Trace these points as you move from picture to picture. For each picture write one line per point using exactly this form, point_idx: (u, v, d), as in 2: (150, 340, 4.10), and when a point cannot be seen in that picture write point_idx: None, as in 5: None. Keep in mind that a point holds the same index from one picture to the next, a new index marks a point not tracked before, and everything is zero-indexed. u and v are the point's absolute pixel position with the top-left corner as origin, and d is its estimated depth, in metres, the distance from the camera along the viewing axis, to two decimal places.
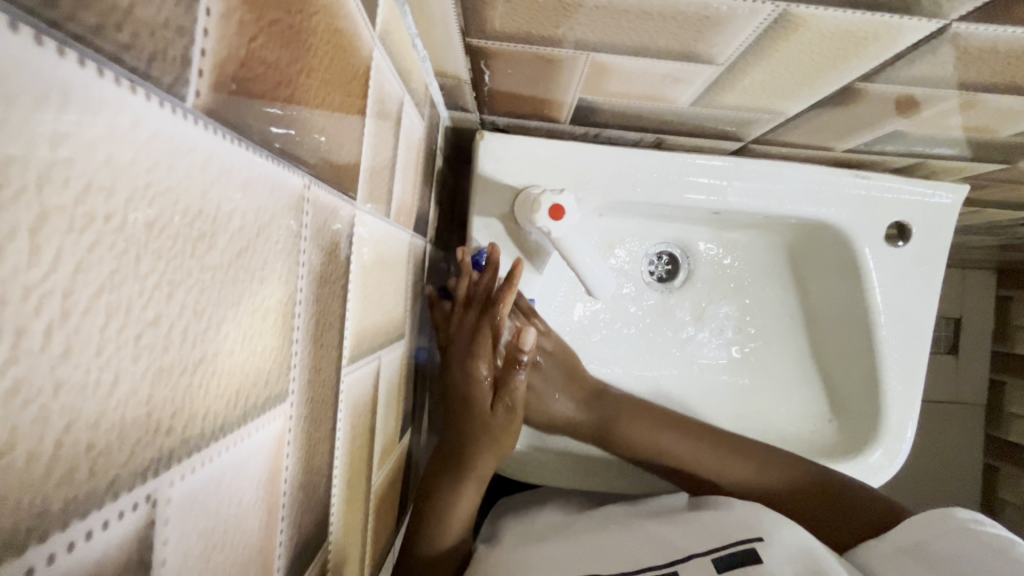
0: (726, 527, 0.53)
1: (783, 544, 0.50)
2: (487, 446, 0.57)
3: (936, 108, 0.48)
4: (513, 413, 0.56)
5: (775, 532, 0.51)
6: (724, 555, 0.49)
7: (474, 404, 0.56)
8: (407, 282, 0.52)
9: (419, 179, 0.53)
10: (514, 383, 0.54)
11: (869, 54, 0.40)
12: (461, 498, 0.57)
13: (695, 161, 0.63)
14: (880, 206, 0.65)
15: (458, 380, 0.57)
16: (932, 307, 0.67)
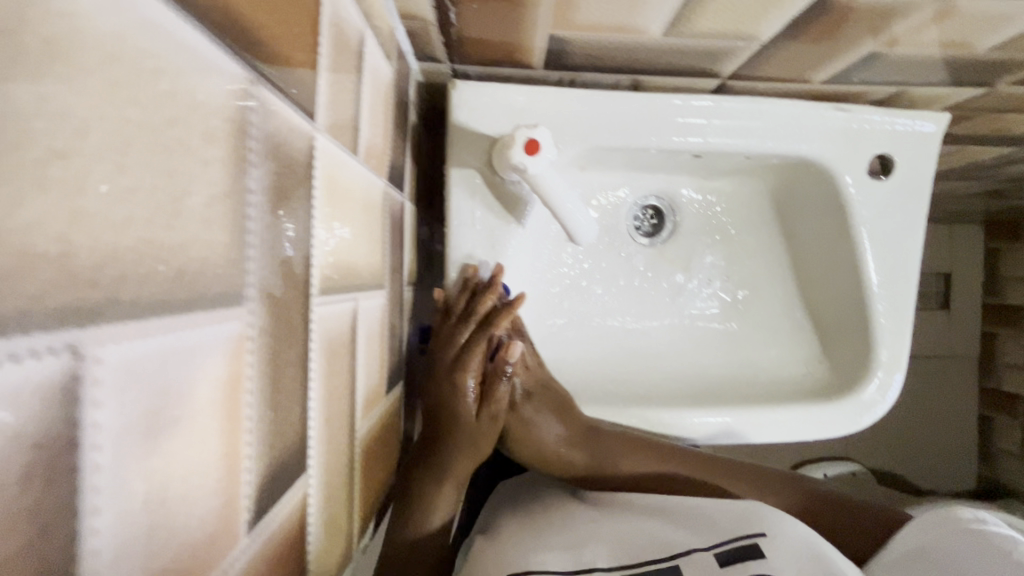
0: (737, 518, 0.54)
1: (782, 541, 0.50)
2: (468, 450, 0.60)
3: (909, 23, 0.48)
4: (494, 422, 0.61)
5: (776, 523, 0.52)
6: (729, 548, 0.49)
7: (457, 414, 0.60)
8: (385, 234, 0.51)
9: (391, 128, 0.52)
10: (498, 389, 0.61)
11: None
12: (446, 492, 0.59)
13: (673, 102, 0.62)
14: (861, 140, 0.65)
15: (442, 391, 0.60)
16: (918, 240, 0.67)
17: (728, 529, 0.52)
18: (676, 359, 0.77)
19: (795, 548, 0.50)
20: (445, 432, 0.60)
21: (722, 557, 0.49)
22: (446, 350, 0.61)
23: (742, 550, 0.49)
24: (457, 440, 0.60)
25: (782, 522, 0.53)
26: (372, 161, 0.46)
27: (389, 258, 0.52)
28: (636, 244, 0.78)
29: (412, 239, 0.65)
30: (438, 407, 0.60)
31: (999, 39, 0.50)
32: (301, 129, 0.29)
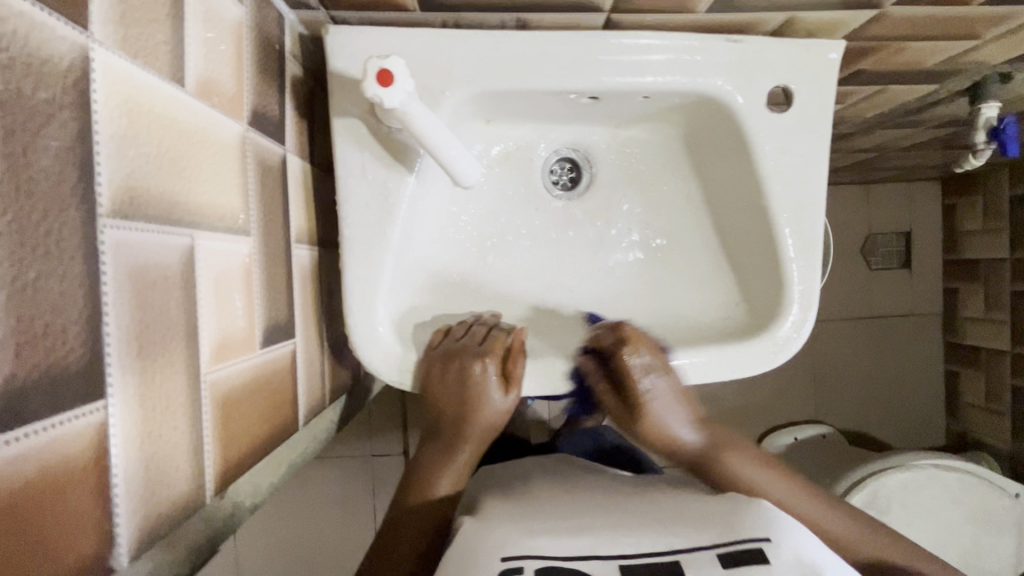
0: (745, 513, 0.48)
1: (791, 547, 0.46)
2: (482, 430, 0.66)
3: None
4: (504, 414, 0.67)
5: (785, 532, 0.47)
6: (734, 550, 0.45)
7: (475, 402, 0.66)
8: (251, 181, 0.49)
9: (253, 74, 0.50)
10: (514, 381, 0.67)
11: None
12: (446, 472, 0.64)
13: (560, 40, 0.60)
14: (757, 73, 0.64)
15: (447, 377, 0.65)
16: (822, 173, 0.66)
17: (729, 525, 0.47)
18: (597, 313, 0.76)
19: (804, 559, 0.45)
20: (462, 423, 0.66)
21: (724, 560, 0.44)
22: (468, 343, 0.67)
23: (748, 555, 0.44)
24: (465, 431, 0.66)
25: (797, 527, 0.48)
26: (218, 102, 0.44)
27: (260, 208, 0.51)
28: (552, 198, 0.77)
29: (307, 197, 0.63)
30: (458, 395, 0.66)
31: None
32: (59, 34, 0.28)
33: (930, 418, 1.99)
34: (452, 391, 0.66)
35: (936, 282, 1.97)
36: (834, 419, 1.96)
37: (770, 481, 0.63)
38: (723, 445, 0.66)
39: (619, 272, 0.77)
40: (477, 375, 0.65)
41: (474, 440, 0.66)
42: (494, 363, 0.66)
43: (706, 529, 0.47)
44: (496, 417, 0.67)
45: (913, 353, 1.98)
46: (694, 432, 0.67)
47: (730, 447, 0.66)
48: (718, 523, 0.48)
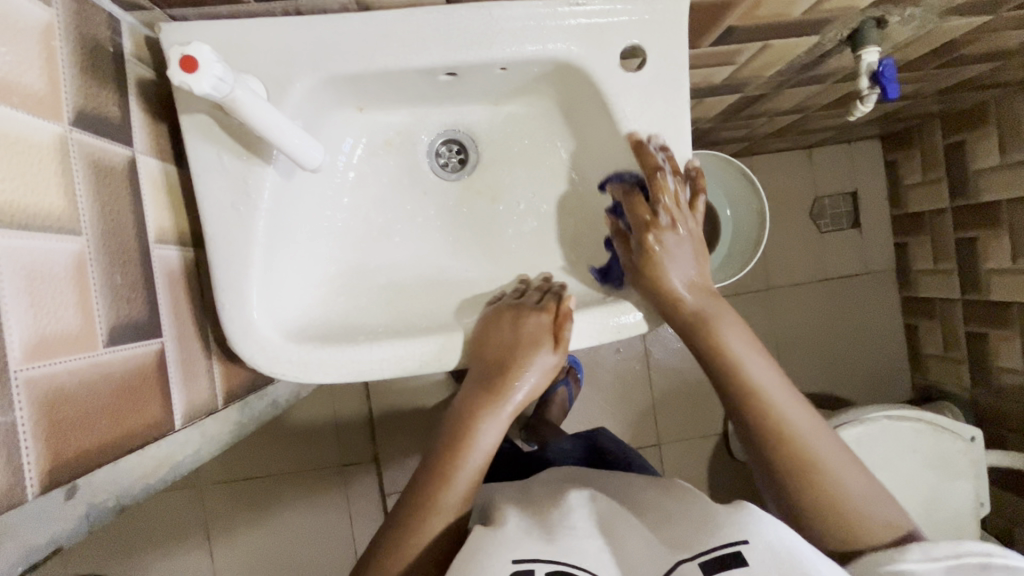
0: (726, 520, 0.55)
1: (762, 537, 0.52)
2: (522, 389, 0.68)
3: None
4: (548, 372, 0.70)
5: (756, 529, 0.53)
6: (714, 558, 0.51)
7: (524, 351, 0.68)
8: (79, 179, 0.50)
9: (74, 75, 0.51)
10: (563, 330, 0.69)
11: None
12: (485, 427, 0.65)
13: (401, 19, 0.61)
14: (607, 34, 0.64)
15: (500, 325, 0.69)
16: (685, 128, 0.67)
17: (712, 535, 0.54)
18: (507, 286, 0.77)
19: (775, 544, 0.51)
20: (501, 377, 0.67)
21: (706, 566, 0.51)
22: (519, 306, 0.71)
23: (728, 561, 0.51)
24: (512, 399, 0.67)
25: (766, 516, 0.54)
26: (19, 101, 0.44)
27: (96, 208, 0.51)
28: (436, 179, 0.77)
29: (171, 198, 0.63)
30: (510, 352, 0.68)
31: None
32: None
33: (896, 373, 2.00)
34: (500, 348, 0.69)
35: (887, 238, 1.99)
36: (802, 384, 1.97)
37: (756, 369, 0.65)
38: (724, 312, 0.68)
39: (511, 247, 0.77)
40: (526, 334, 0.68)
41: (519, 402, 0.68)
42: (546, 317, 0.69)
43: (683, 545, 0.54)
44: (545, 371, 0.69)
45: (873, 310, 1.99)
46: (688, 289, 0.68)
47: (731, 318, 0.68)
48: (704, 536, 0.54)
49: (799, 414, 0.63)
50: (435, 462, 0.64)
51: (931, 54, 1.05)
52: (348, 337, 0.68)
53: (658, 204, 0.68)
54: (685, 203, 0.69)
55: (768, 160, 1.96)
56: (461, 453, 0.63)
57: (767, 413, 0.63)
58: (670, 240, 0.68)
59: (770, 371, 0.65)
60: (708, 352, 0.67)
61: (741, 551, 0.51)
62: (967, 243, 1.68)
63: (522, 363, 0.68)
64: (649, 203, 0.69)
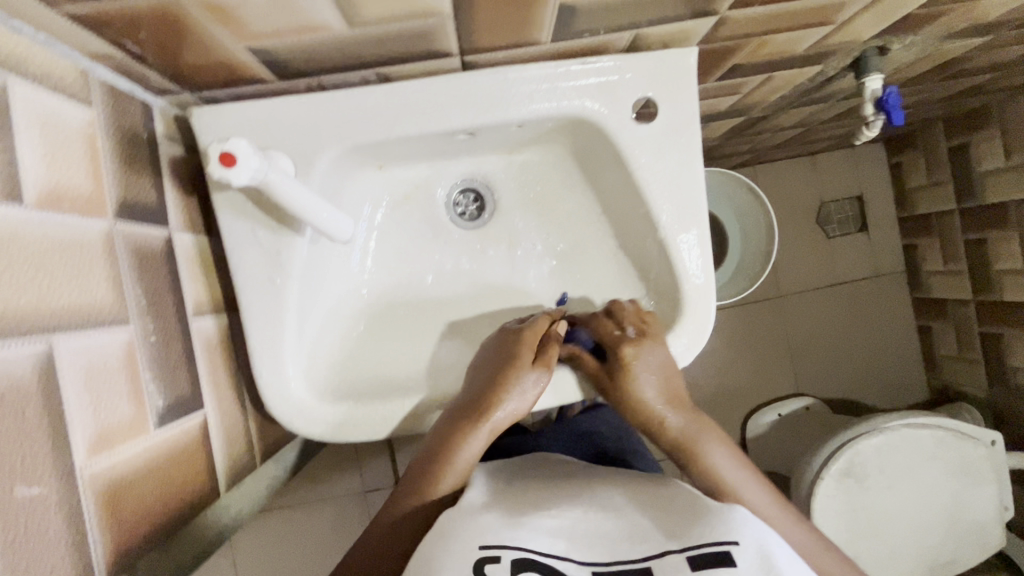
0: (716, 517, 0.54)
1: (752, 540, 0.51)
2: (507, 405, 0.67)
3: None
4: (532, 391, 0.68)
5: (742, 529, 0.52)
6: (700, 554, 0.50)
7: (507, 368, 0.67)
8: (123, 269, 0.52)
9: (114, 168, 0.53)
10: (551, 349, 0.71)
11: None
12: (466, 443, 0.64)
13: (420, 88, 0.63)
14: (619, 89, 0.66)
15: (493, 345, 0.71)
16: (699, 175, 0.69)
17: (700, 530, 0.52)
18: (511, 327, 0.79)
19: (763, 548, 0.50)
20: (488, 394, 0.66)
21: (694, 561, 0.49)
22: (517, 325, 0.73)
23: (715, 557, 0.49)
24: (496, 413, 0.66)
25: (754, 521, 0.53)
26: (70, 205, 0.46)
27: (139, 292, 0.53)
28: (456, 229, 0.79)
29: (205, 268, 0.66)
30: (496, 368, 0.68)
31: None
32: None
33: (910, 373, 2.00)
34: (488, 365, 0.69)
35: (895, 240, 1.99)
36: (816, 389, 1.97)
37: (694, 426, 0.69)
38: (705, 428, 0.69)
39: (531, 291, 0.79)
40: (512, 352, 0.69)
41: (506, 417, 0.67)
42: (533, 337, 0.70)
43: (671, 535, 0.53)
44: (531, 386, 0.68)
45: (885, 312, 1.99)
46: (675, 412, 0.70)
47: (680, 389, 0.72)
48: (690, 529, 0.53)
49: (768, 496, 0.64)
50: (417, 466, 0.64)
51: (931, 71, 1.07)
52: (380, 394, 0.70)
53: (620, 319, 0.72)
54: (648, 317, 0.73)
55: (772, 168, 1.97)
56: (440, 460, 0.63)
57: (725, 482, 0.64)
58: (645, 353, 0.70)
59: (742, 464, 0.66)
60: (649, 420, 0.70)
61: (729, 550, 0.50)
62: (977, 245, 1.69)
63: (505, 376, 0.67)
64: (614, 319, 0.73)
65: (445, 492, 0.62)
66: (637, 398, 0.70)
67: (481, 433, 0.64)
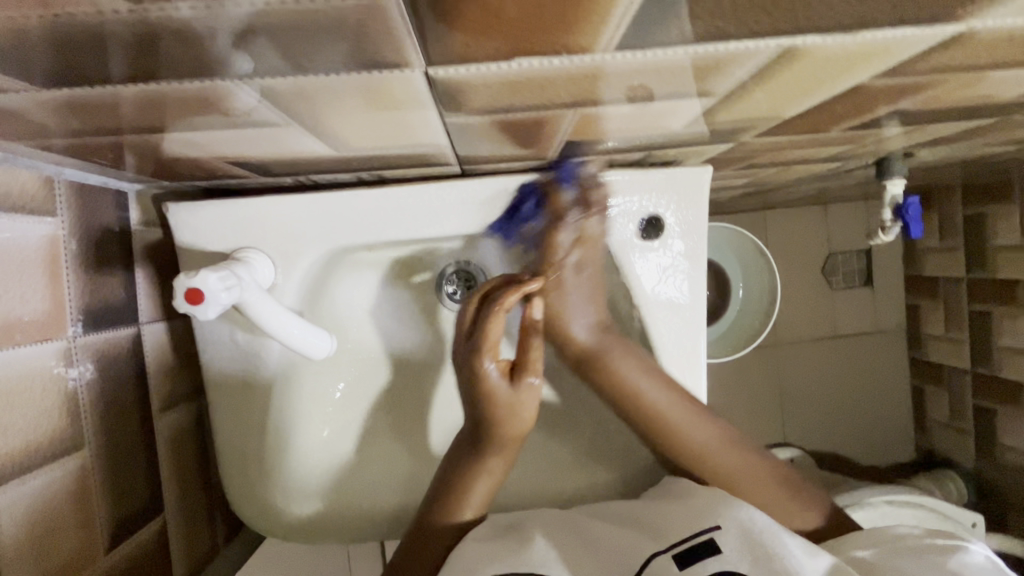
0: (701, 508, 0.56)
1: (734, 522, 0.53)
2: (511, 426, 0.59)
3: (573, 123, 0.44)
4: (530, 403, 0.60)
5: (721, 512, 0.55)
6: (688, 551, 0.52)
7: (488, 399, 0.58)
8: (81, 387, 0.49)
9: (81, 275, 0.50)
10: (527, 358, 0.60)
11: (413, 107, 0.36)
12: (478, 476, 0.60)
13: (413, 193, 0.59)
14: (624, 203, 0.63)
15: (463, 374, 0.59)
16: (700, 298, 0.66)
17: (682, 525, 0.55)
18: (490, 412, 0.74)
19: (746, 528, 0.53)
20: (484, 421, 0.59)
21: (681, 561, 0.51)
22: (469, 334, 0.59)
23: (699, 550, 0.52)
24: (492, 437, 0.60)
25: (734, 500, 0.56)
26: (22, 336, 0.43)
27: (100, 404, 0.51)
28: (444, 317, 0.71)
29: (177, 355, 0.63)
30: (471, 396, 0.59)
31: (682, 121, 0.47)
32: None
33: (898, 433, 1.98)
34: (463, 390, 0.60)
35: (899, 298, 1.96)
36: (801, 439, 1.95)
37: (657, 394, 0.63)
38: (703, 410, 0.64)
39: None
40: (478, 381, 0.58)
41: (511, 437, 0.60)
42: (496, 362, 0.58)
43: (658, 536, 0.55)
44: (521, 404, 0.59)
45: (880, 370, 1.97)
46: (587, 331, 0.65)
47: (635, 364, 0.64)
48: (677, 526, 0.55)
49: (766, 470, 0.62)
50: (434, 485, 0.62)
51: (957, 162, 1.02)
52: (350, 495, 0.67)
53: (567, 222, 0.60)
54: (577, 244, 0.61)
55: (782, 216, 1.93)
56: (455, 488, 0.60)
57: (728, 478, 0.62)
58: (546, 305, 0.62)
59: (737, 448, 0.63)
60: (615, 392, 0.64)
61: (714, 539, 0.52)
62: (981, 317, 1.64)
63: (493, 402, 0.59)
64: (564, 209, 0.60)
65: (472, 514, 0.60)
66: (563, 335, 0.64)
67: (495, 464, 0.60)
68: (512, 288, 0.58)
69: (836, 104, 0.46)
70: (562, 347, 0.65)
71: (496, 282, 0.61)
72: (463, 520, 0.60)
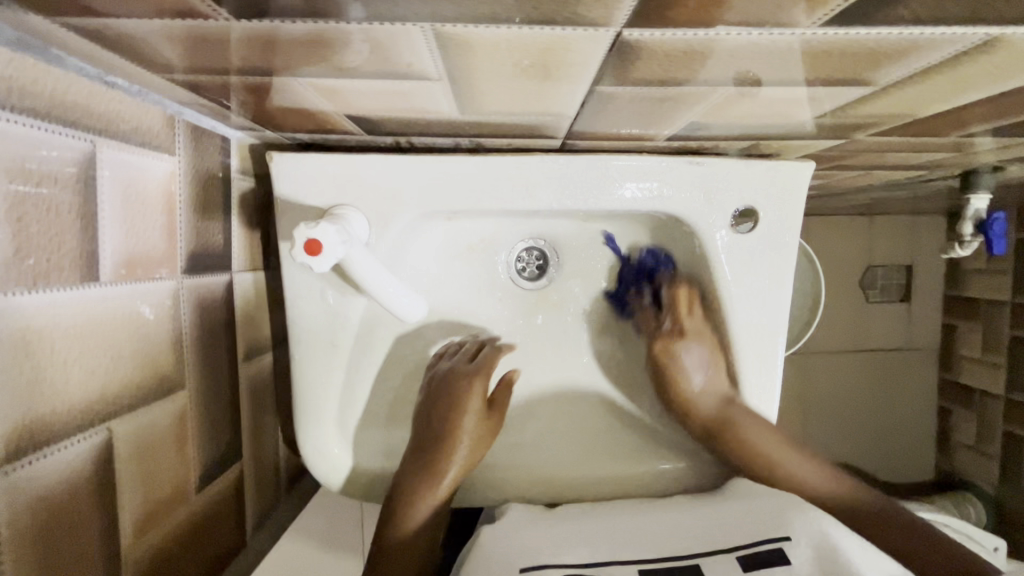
0: (770, 517, 0.54)
1: (809, 535, 0.52)
2: (474, 449, 0.64)
3: (719, 97, 0.43)
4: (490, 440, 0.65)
5: (792, 521, 0.53)
6: (752, 553, 0.51)
7: (460, 415, 0.63)
8: (185, 330, 0.49)
9: (190, 217, 0.49)
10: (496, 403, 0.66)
11: (575, 70, 0.35)
12: (438, 483, 0.61)
13: (513, 164, 0.58)
14: (722, 192, 0.62)
15: (443, 390, 0.64)
16: (787, 295, 0.65)
17: (751, 531, 0.54)
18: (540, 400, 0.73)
19: (822, 544, 0.51)
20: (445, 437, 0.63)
21: (744, 562, 0.50)
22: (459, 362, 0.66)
23: (768, 555, 0.50)
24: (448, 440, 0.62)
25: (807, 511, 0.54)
26: (143, 272, 0.43)
27: (199, 347, 0.51)
28: (515, 292, 0.72)
29: (259, 307, 0.63)
30: (438, 407, 0.63)
31: (820, 111, 0.46)
32: None
33: None
34: (430, 406, 0.64)
35: None
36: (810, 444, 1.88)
37: (742, 413, 0.67)
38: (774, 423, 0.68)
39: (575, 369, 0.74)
40: (456, 394, 0.64)
41: (471, 461, 0.64)
42: (478, 384, 0.64)
43: (722, 538, 0.54)
44: (489, 436, 0.65)
45: None
46: (709, 384, 0.68)
47: (752, 419, 0.67)
48: (741, 532, 0.54)
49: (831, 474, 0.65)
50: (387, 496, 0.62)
51: None
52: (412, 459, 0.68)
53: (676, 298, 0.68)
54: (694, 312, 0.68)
55: None
56: (409, 492, 0.61)
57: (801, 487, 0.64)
58: (695, 349, 0.68)
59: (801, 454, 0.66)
60: (743, 453, 0.66)
61: (784, 550, 0.50)
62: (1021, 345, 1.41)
63: (463, 423, 0.63)
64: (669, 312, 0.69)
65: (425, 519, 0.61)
66: (687, 398, 0.69)
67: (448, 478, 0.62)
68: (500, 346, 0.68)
69: (979, 107, 0.44)
70: (687, 420, 0.69)
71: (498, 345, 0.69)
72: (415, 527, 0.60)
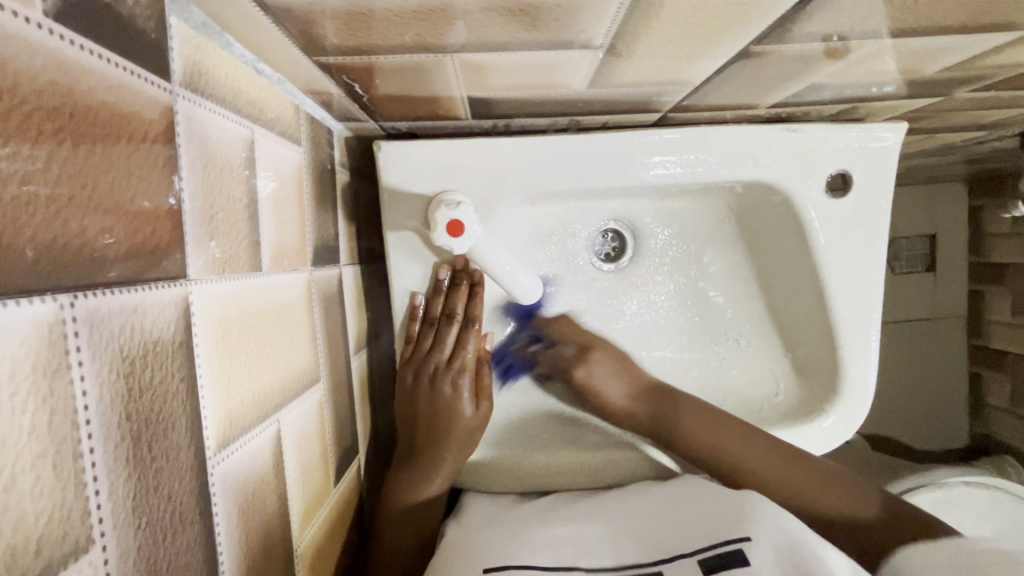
0: (729, 515, 0.48)
1: (769, 534, 0.45)
2: (460, 441, 0.59)
3: (866, 50, 0.43)
4: (478, 428, 0.60)
5: (757, 523, 0.46)
6: (713, 555, 0.44)
7: (449, 409, 0.58)
8: (315, 322, 0.48)
9: (312, 207, 0.49)
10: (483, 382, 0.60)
11: (745, 26, 0.35)
12: (434, 478, 0.57)
13: (613, 140, 0.58)
14: (816, 159, 0.62)
15: (430, 376, 0.59)
16: (880, 257, 0.65)
17: (709, 532, 0.47)
18: None
19: (784, 545, 0.44)
20: (430, 427, 0.58)
21: (709, 565, 0.44)
22: (427, 342, 0.60)
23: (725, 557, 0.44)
24: (439, 442, 0.58)
25: (772, 509, 0.47)
26: (287, 262, 0.43)
27: (325, 341, 0.50)
28: (597, 274, 0.70)
29: (360, 300, 0.62)
30: (428, 405, 0.58)
31: (948, 63, 0.46)
32: (165, 299, 0.27)
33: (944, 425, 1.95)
34: (420, 402, 0.59)
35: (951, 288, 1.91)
36: (886, 430, 1.23)
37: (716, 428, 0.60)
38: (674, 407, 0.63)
39: (668, 351, 0.72)
40: (447, 395, 0.58)
41: (454, 452, 0.58)
42: (466, 384, 0.59)
43: (682, 539, 0.48)
44: (475, 423, 0.59)
45: None
46: (628, 400, 0.65)
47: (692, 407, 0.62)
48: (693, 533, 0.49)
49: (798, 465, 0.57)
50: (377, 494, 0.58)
51: None
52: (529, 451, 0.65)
53: (438, 335, 0.60)
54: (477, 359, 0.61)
55: None
56: (405, 491, 0.57)
57: (721, 458, 0.59)
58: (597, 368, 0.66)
59: (706, 425, 0.61)
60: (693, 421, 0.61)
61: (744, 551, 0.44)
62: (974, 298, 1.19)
63: (452, 411, 0.58)
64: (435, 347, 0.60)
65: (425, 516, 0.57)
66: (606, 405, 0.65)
67: (446, 471, 0.58)
68: (471, 305, 0.60)
69: None
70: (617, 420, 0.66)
71: (458, 289, 0.59)
72: (404, 525, 0.56)
